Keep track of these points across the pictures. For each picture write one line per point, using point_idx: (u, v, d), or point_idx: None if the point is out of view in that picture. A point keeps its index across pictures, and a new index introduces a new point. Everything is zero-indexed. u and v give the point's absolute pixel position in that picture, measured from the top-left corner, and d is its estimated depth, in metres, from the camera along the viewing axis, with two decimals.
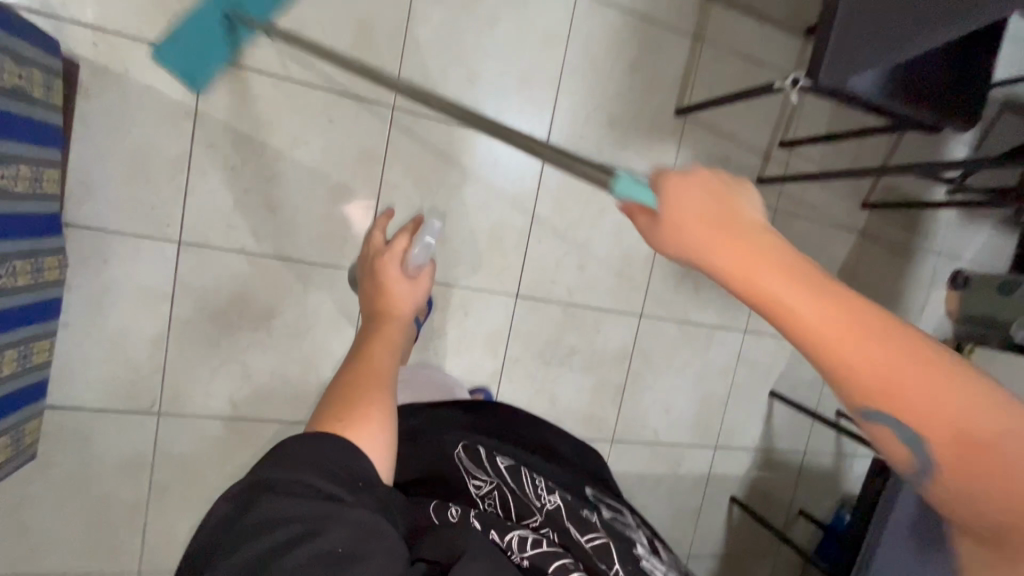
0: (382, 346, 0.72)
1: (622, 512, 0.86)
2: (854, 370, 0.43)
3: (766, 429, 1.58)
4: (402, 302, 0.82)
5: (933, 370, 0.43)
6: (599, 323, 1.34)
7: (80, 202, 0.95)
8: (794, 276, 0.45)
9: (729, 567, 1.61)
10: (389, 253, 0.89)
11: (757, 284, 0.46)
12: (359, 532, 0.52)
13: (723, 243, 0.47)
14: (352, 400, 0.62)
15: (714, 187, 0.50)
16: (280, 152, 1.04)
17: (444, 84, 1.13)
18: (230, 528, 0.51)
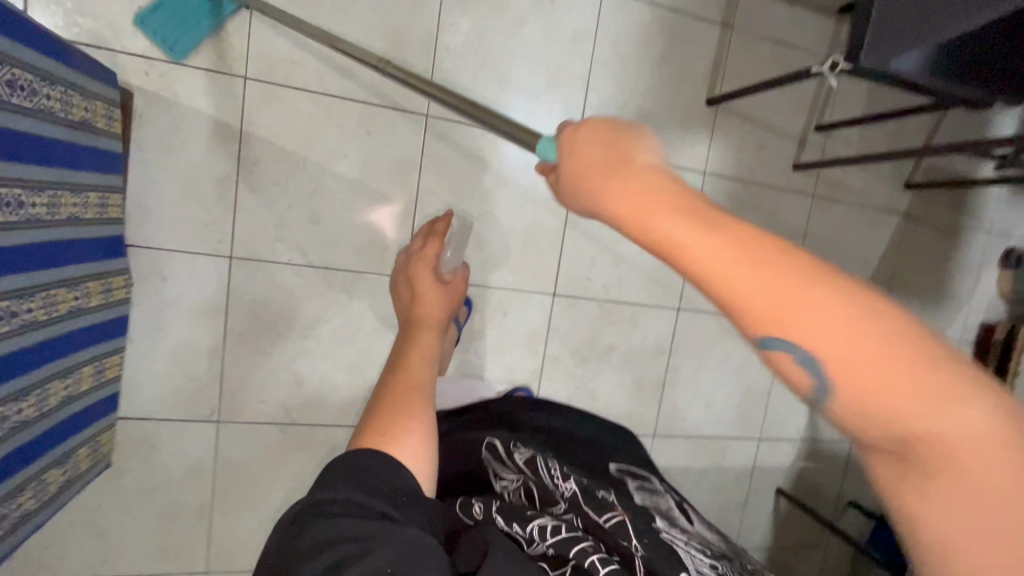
0: (414, 351, 0.76)
1: (647, 479, 0.90)
2: (718, 275, 0.40)
3: (811, 420, 1.55)
4: (434, 311, 0.84)
5: (801, 278, 0.39)
6: (637, 318, 1.34)
7: (139, 224, 1.00)
8: (679, 204, 0.43)
9: (777, 560, 1.59)
10: (421, 266, 0.88)
11: (625, 203, 0.44)
12: (406, 547, 0.52)
13: (602, 171, 0.46)
14: (394, 407, 0.66)
15: (608, 126, 0.48)
16: (321, 166, 1.08)
17: (474, 89, 1.15)
18: (285, 556, 0.51)
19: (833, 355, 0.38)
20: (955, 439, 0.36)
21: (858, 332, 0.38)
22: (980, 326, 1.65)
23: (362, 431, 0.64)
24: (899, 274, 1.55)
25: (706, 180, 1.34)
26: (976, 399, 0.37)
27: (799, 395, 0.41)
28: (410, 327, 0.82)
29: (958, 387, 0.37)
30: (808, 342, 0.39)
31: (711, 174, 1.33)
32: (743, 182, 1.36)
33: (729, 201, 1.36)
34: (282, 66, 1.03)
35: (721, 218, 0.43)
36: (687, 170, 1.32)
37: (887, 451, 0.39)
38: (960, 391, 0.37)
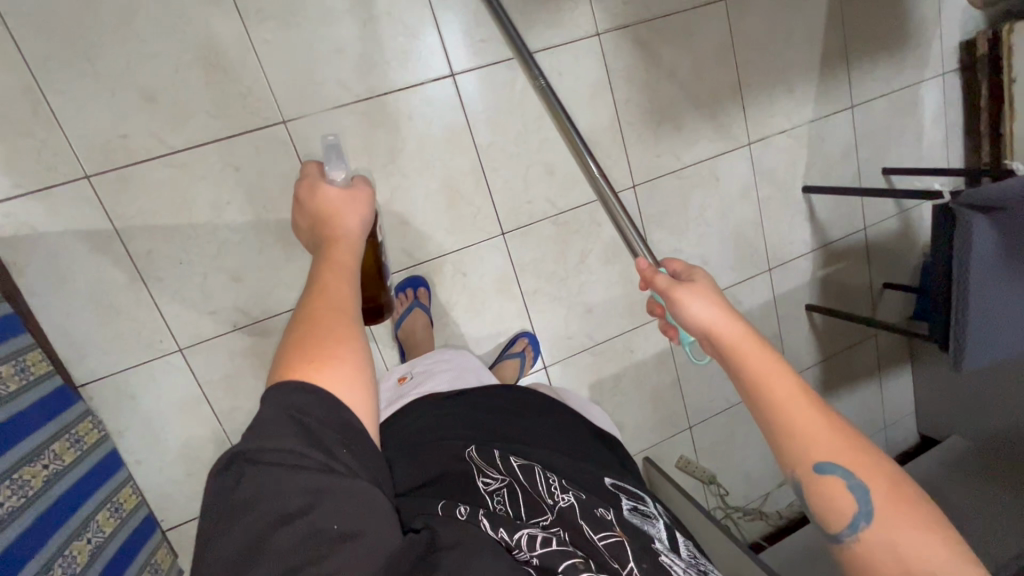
0: (329, 274, 0.64)
1: (641, 500, 0.74)
2: (764, 385, 0.53)
3: (815, 227, 1.47)
4: (343, 223, 0.69)
5: (825, 410, 0.53)
6: (596, 215, 1.26)
7: (79, 361, 0.99)
8: (772, 355, 0.54)
9: (831, 367, 1.59)
10: (305, 180, 0.72)
11: (717, 321, 0.57)
12: (354, 505, 0.52)
13: (701, 296, 0.59)
14: (317, 336, 0.57)
15: (710, 286, 0.61)
16: (212, 224, 1.01)
17: (318, 68, 1.02)
18: (227, 502, 0.51)
19: (841, 463, 0.51)
20: None
21: (863, 459, 0.51)
22: (959, 47, 1.49)
23: (287, 363, 0.56)
24: (852, 36, 1.38)
25: (604, 40, 1.19)
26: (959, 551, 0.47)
27: (841, 519, 0.50)
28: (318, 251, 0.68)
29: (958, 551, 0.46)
30: (817, 451, 0.51)
31: (606, 31, 1.19)
32: (644, 22, 1.21)
33: (638, 51, 1.22)
34: (116, 146, 0.95)
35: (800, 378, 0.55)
36: (579, 40, 1.18)
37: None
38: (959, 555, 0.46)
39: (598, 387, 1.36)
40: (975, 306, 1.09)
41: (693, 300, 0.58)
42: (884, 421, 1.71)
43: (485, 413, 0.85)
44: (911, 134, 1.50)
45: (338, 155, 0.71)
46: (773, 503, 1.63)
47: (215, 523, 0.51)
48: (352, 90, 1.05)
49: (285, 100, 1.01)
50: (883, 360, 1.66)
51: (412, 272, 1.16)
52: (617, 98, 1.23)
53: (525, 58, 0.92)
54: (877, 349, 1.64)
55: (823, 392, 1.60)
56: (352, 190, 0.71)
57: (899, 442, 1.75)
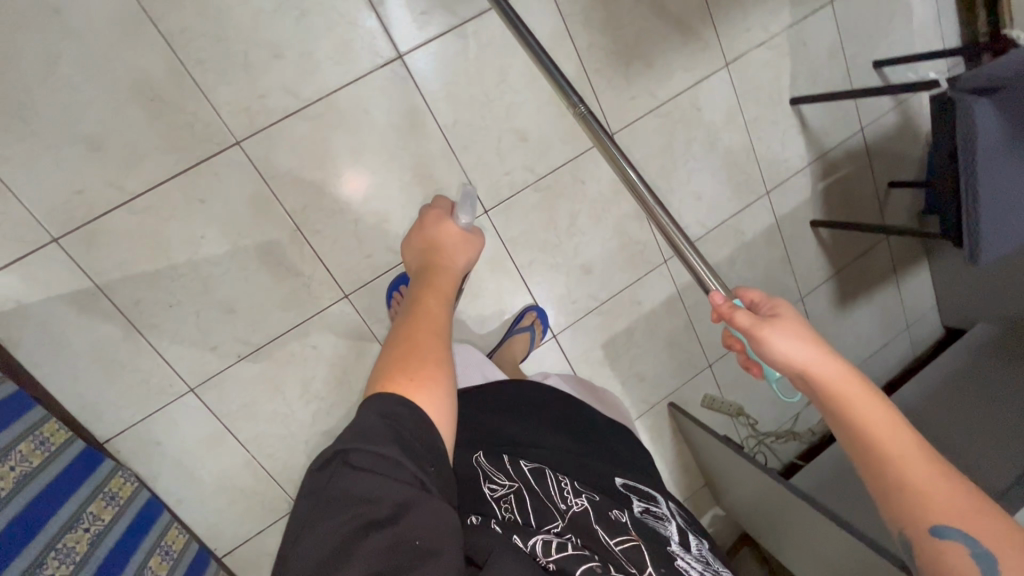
0: (433, 296, 0.69)
1: (653, 502, 0.78)
2: (865, 428, 0.58)
3: (809, 139, 1.40)
4: (455, 259, 0.79)
5: (941, 465, 0.56)
6: (579, 173, 1.22)
7: (98, 419, 1.00)
8: (872, 399, 0.59)
9: (846, 279, 1.56)
10: (435, 213, 0.85)
11: (808, 358, 0.60)
12: (436, 525, 0.49)
13: (789, 332, 0.61)
14: (416, 354, 0.59)
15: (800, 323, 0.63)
16: (191, 261, 0.99)
17: (261, 79, 0.97)
18: (314, 500, 0.50)
19: (957, 524, 0.54)
20: None
21: (980, 520, 0.53)
22: None
23: (385, 374, 0.57)
24: None
25: None
26: None
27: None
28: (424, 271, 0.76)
29: None
30: (931, 510, 0.55)
31: None
32: None
33: None
34: (75, 202, 0.92)
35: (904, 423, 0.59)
36: None
37: None
38: None
39: (612, 344, 1.35)
40: (982, 189, 1.03)
41: (778, 337, 0.61)
42: (907, 322, 1.68)
43: (484, 414, 0.88)
44: (899, 18, 1.39)
45: (473, 204, 0.90)
46: (805, 422, 1.63)
47: (301, 520, 0.49)
48: (300, 95, 0.99)
49: (233, 120, 0.97)
50: (898, 261, 1.62)
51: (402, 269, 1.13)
52: (578, 45, 1.16)
53: (558, 81, 0.83)
54: (891, 252, 1.60)
55: (841, 305, 1.57)
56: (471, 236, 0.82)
57: (925, 338, 1.72)
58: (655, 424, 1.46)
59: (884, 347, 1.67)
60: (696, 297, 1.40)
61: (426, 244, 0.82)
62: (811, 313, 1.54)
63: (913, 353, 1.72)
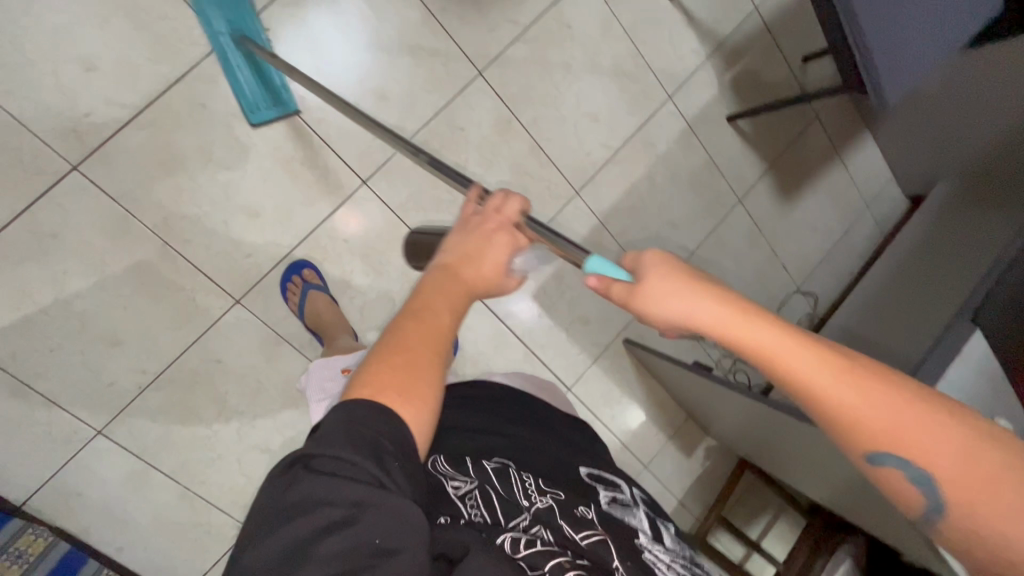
0: (445, 305, 0.50)
1: (618, 488, 0.74)
2: (765, 352, 0.39)
3: (699, 31, 1.31)
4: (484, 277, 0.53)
5: (879, 384, 0.37)
6: (455, 120, 1.15)
7: (7, 482, 0.96)
8: (747, 311, 0.40)
9: (785, 169, 1.46)
10: (494, 211, 0.56)
11: (682, 301, 0.42)
12: (402, 524, 0.41)
13: (661, 279, 0.43)
14: (400, 366, 0.46)
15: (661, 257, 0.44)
16: (60, 300, 0.95)
17: (81, 96, 0.92)
18: (263, 511, 0.42)
19: (900, 456, 0.37)
20: None
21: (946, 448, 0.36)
22: None
23: (363, 378, 0.45)
24: None
25: None
26: None
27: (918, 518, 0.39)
28: (445, 261, 0.53)
29: None
30: (874, 447, 0.37)
31: None
32: None
33: None
34: None
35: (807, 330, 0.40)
36: None
37: None
38: None
39: (543, 292, 1.28)
40: (870, 40, 0.96)
41: (653, 290, 0.43)
42: (866, 200, 1.57)
43: None
44: None
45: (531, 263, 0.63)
46: None
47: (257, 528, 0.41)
48: (129, 105, 0.95)
49: (62, 146, 0.92)
50: (837, 138, 1.51)
51: (291, 257, 1.07)
52: None
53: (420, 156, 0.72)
54: (827, 129, 1.49)
55: (786, 199, 1.48)
56: (511, 276, 0.55)
57: (890, 214, 1.61)
58: (614, 365, 1.38)
59: (847, 233, 1.57)
60: (622, 223, 1.31)
61: (465, 240, 0.54)
62: (755, 213, 1.45)
63: (880, 231, 1.61)
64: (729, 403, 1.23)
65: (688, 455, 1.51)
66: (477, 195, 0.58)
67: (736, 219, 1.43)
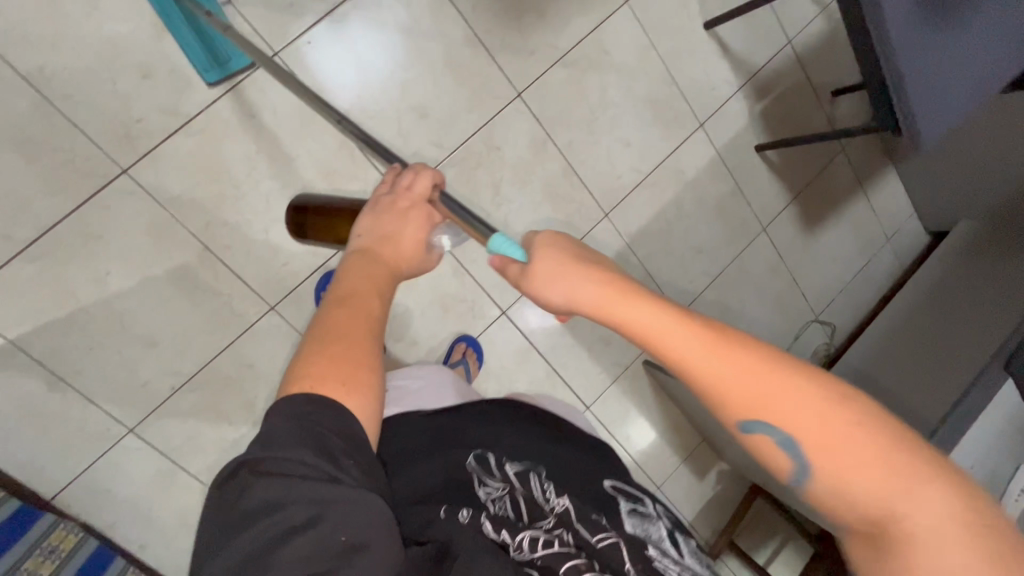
0: (371, 289, 0.53)
1: (641, 501, 0.72)
2: (651, 336, 0.43)
3: (733, 62, 1.33)
4: (402, 258, 0.57)
5: (739, 356, 0.42)
6: (493, 139, 1.17)
7: (38, 476, 0.97)
8: (631, 295, 0.44)
9: (809, 200, 1.48)
10: (398, 197, 0.58)
11: (573, 286, 0.46)
12: (362, 518, 0.45)
13: (551, 265, 0.47)
14: (329, 348, 0.49)
15: (554, 246, 0.48)
16: (101, 299, 0.97)
17: (134, 102, 0.95)
18: (225, 518, 0.44)
19: (762, 420, 0.42)
20: (916, 517, 0.39)
21: (794, 407, 0.41)
22: None
23: (308, 368, 0.48)
24: None
25: None
26: (918, 478, 0.39)
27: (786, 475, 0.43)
28: (362, 246, 0.57)
29: (906, 470, 0.39)
30: (744, 412, 0.42)
31: None
32: None
33: None
34: None
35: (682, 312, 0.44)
36: None
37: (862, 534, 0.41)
38: (908, 472, 0.39)
39: None
40: (908, 80, 0.98)
41: (544, 279, 0.47)
42: (886, 233, 1.59)
43: (435, 420, 0.82)
44: None
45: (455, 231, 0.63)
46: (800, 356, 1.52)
47: (222, 529, 0.44)
48: (179, 112, 0.97)
49: (113, 149, 0.95)
50: (861, 172, 1.53)
51: (326, 267, 1.09)
52: (461, 9, 1.11)
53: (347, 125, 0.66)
54: (851, 163, 1.51)
55: (808, 230, 1.49)
56: (431, 250, 0.59)
57: (909, 249, 1.63)
58: (632, 386, 1.40)
59: (866, 265, 1.58)
60: (648, 247, 1.33)
61: (376, 226, 0.57)
62: (777, 242, 1.46)
63: (899, 264, 1.62)
64: None
65: (700, 477, 1.52)
66: (384, 181, 0.60)
67: (759, 247, 1.44)
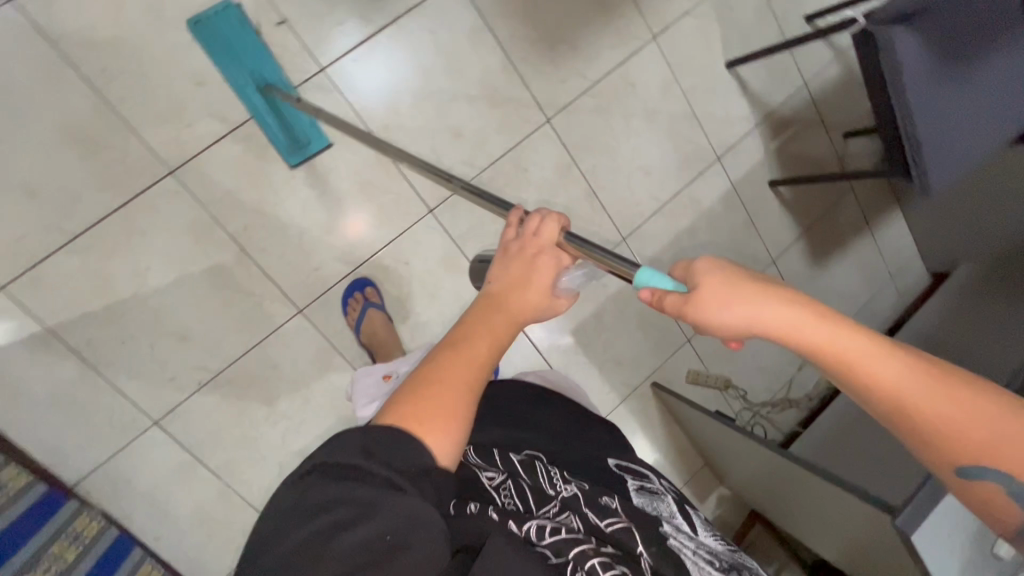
0: (488, 333, 0.52)
1: (646, 478, 0.75)
2: (863, 377, 0.42)
3: (751, 100, 1.39)
4: (528, 305, 0.54)
5: (956, 392, 0.41)
6: (520, 161, 1.22)
7: (65, 462, 1.00)
8: (829, 331, 0.43)
9: (818, 235, 1.53)
10: (532, 243, 0.55)
11: (770, 322, 0.44)
12: (410, 521, 0.42)
13: (733, 298, 0.44)
14: (435, 388, 0.48)
15: (730, 275, 0.45)
16: (139, 294, 1.00)
17: (186, 108, 0.99)
18: (277, 515, 0.44)
19: (992, 462, 0.41)
20: None
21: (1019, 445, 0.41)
22: None
23: (405, 402, 0.48)
24: None
25: None
26: None
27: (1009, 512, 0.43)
28: (492, 291, 0.54)
29: None
30: (968, 455, 0.41)
31: None
32: None
33: None
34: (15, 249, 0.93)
35: (893, 349, 0.43)
36: None
37: None
38: None
39: (581, 329, 1.33)
40: (921, 126, 1.04)
41: (728, 311, 0.44)
42: (890, 272, 1.64)
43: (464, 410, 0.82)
44: None
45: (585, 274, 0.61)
46: (800, 387, 1.58)
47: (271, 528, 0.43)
48: (228, 119, 1.02)
49: (164, 151, 0.99)
50: (868, 211, 1.59)
51: (355, 274, 1.13)
52: (499, 37, 1.17)
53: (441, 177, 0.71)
54: (859, 202, 1.57)
55: (816, 264, 1.54)
56: (558, 296, 0.56)
57: (913, 287, 1.67)
58: (640, 408, 1.43)
59: (871, 299, 1.63)
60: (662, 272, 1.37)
61: (506, 274, 0.55)
62: (786, 273, 1.51)
63: (902, 302, 1.67)
64: (745, 456, 1.27)
65: (701, 501, 1.54)
66: (514, 225, 0.57)
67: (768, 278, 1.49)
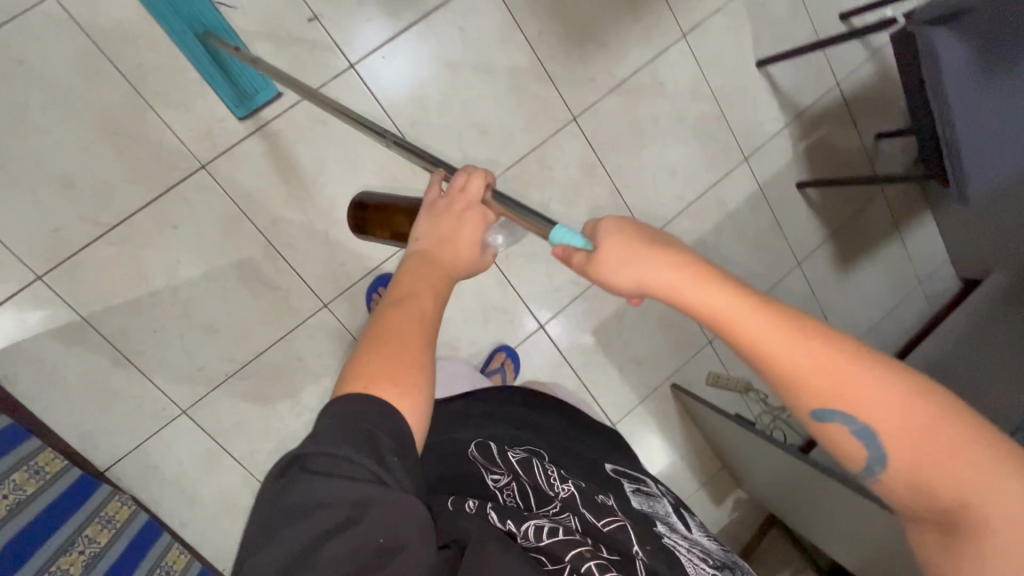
0: (427, 287, 0.54)
1: (642, 482, 0.76)
2: (737, 327, 0.45)
3: (782, 101, 1.37)
4: (458, 259, 0.57)
5: (818, 346, 0.44)
6: (546, 160, 1.21)
7: (96, 448, 1.02)
8: (713, 285, 0.46)
9: (845, 238, 1.50)
10: (459, 199, 0.57)
11: (656, 275, 0.47)
12: (401, 517, 0.42)
13: (626, 252, 0.48)
14: (387, 341, 0.50)
15: (625, 234, 0.49)
16: (170, 285, 1.02)
17: (218, 102, 1.00)
18: (265, 517, 0.42)
19: (845, 411, 0.44)
20: (991, 510, 0.41)
21: (871, 400, 0.43)
22: None
23: (359, 367, 0.48)
24: None
25: None
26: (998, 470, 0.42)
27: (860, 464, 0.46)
28: (422, 248, 0.57)
29: (989, 461, 0.42)
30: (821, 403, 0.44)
31: None
32: None
33: None
34: (52, 239, 0.95)
35: (773, 306, 0.46)
36: None
37: (934, 527, 0.44)
38: (990, 464, 0.42)
39: (602, 329, 1.33)
40: (961, 132, 1.02)
41: (616, 265, 0.48)
42: (918, 278, 1.61)
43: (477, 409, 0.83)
44: None
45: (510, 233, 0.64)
46: None
47: (259, 530, 0.42)
48: (258, 114, 1.02)
49: (196, 145, 1.00)
50: (897, 216, 1.56)
51: (380, 271, 1.14)
52: (528, 34, 1.16)
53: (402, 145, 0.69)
54: (888, 205, 1.54)
55: (842, 268, 1.52)
56: (485, 252, 0.59)
57: (940, 294, 1.64)
58: (658, 409, 1.42)
59: (898, 306, 1.60)
60: None
61: (433, 231, 0.57)
62: (811, 277, 1.48)
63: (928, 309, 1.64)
64: (763, 459, 1.25)
65: (716, 503, 1.54)
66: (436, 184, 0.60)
67: (792, 282, 1.47)
